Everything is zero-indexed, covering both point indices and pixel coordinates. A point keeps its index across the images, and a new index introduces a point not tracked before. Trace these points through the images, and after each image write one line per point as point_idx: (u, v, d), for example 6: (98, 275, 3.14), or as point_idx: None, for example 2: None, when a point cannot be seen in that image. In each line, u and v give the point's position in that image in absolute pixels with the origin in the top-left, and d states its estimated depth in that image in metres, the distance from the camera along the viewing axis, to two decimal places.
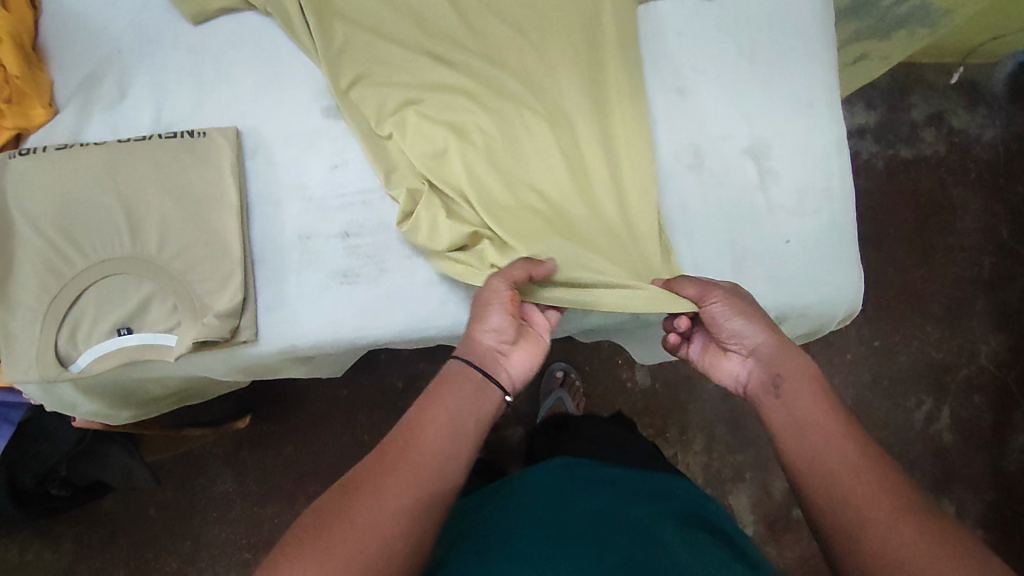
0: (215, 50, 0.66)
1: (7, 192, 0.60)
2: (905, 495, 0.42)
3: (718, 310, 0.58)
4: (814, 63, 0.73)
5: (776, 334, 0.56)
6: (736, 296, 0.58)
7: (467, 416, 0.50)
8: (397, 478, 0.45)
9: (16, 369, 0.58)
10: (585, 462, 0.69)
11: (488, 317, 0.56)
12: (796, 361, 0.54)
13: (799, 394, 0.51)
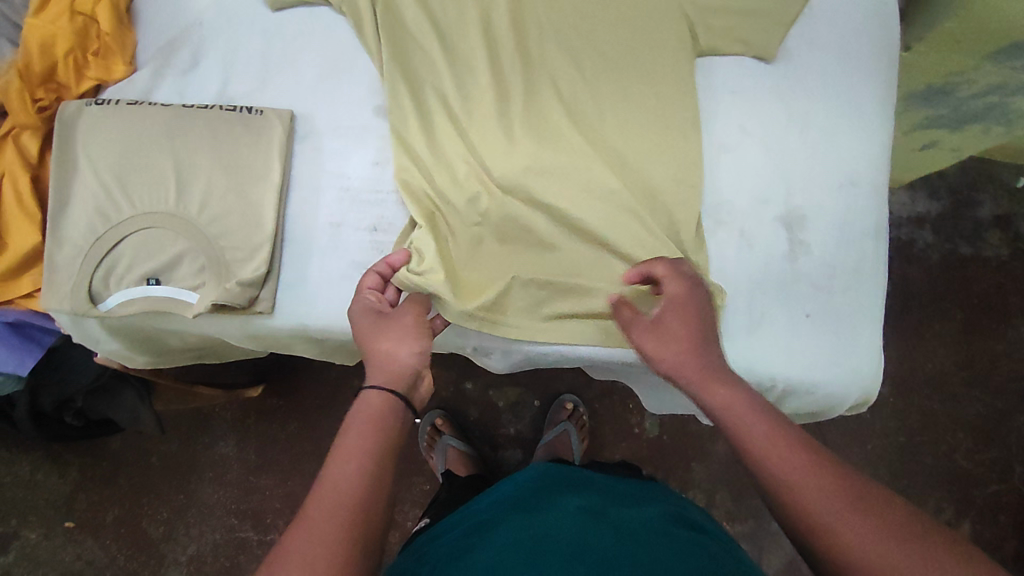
0: (286, 36, 0.70)
1: (77, 136, 0.65)
2: (859, 493, 0.45)
3: (646, 340, 0.60)
4: (865, 145, 0.73)
5: (675, 347, 0.58)
6: (658, 318, 0.59)
7: (372, 439, 0.51)
8: (313, 519, 0.45)
9: (52, 298, 0.63)
10: (568, 483, 0.70)
11: (391, 337, 0.59)
12: (710, 378, 0.56)
13: (740, 401, 0.54)
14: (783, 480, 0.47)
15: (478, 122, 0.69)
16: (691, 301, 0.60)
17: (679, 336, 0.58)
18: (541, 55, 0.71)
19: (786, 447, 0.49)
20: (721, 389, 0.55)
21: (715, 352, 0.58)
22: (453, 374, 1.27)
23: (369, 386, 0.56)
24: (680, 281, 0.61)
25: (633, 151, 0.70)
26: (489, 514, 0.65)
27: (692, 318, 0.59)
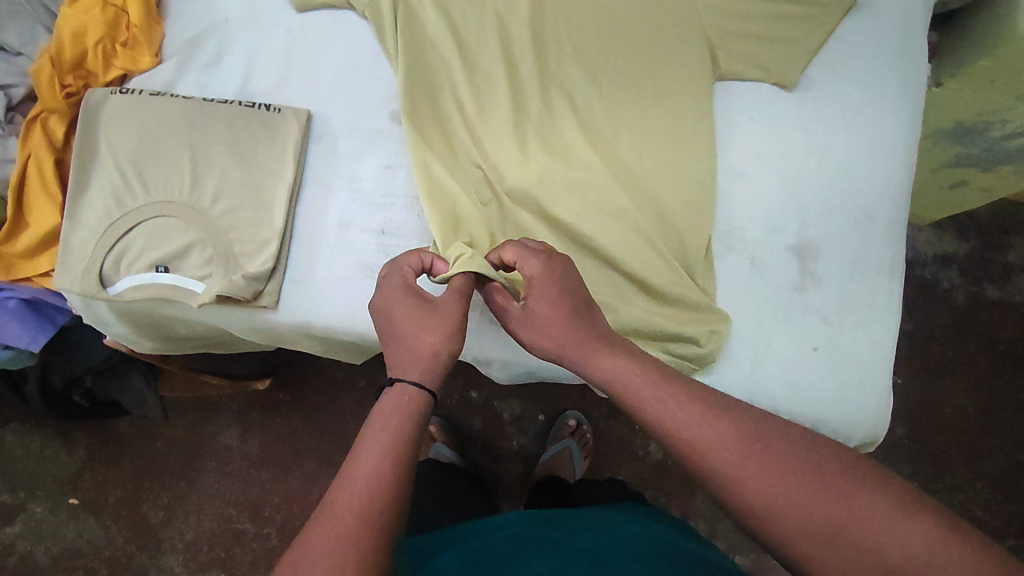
0: (310, 37, 0.71)
1: (100, 122, 0.67)
2: (747, 434, 0.47)
3: (522, 329, 0.58)
4: (884, 178, 0.71)
5: (544, 343, 0.57)
6: (528, 307, 0.57)
7: (405, 437, 0.49)
8: (341, 520, 0.44)
9: (64, 279, 0.65)
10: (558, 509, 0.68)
11: (434, 329, 0.55)
12: (596, 347, 0.55)
13: (619, 363, 0.54)
14: (687, 437, 0.48)
15: (491, 134, 0.69)
16: (550, 277, 0.56)
17: (549, 321, 0.56)
18: (560, 70, 0.71)
19: (683, 402, 0.50)
20: (610, 358, 0.54)
21: (593, 325, 0.56)
22: (459, 382, 1.28)
23: (405, 379, 0.52)
24: (523, 256, 0.58)
25: (645, 171, 0.70)
26: (478, 532, 0.63)
27: (560, 297, 0.56)
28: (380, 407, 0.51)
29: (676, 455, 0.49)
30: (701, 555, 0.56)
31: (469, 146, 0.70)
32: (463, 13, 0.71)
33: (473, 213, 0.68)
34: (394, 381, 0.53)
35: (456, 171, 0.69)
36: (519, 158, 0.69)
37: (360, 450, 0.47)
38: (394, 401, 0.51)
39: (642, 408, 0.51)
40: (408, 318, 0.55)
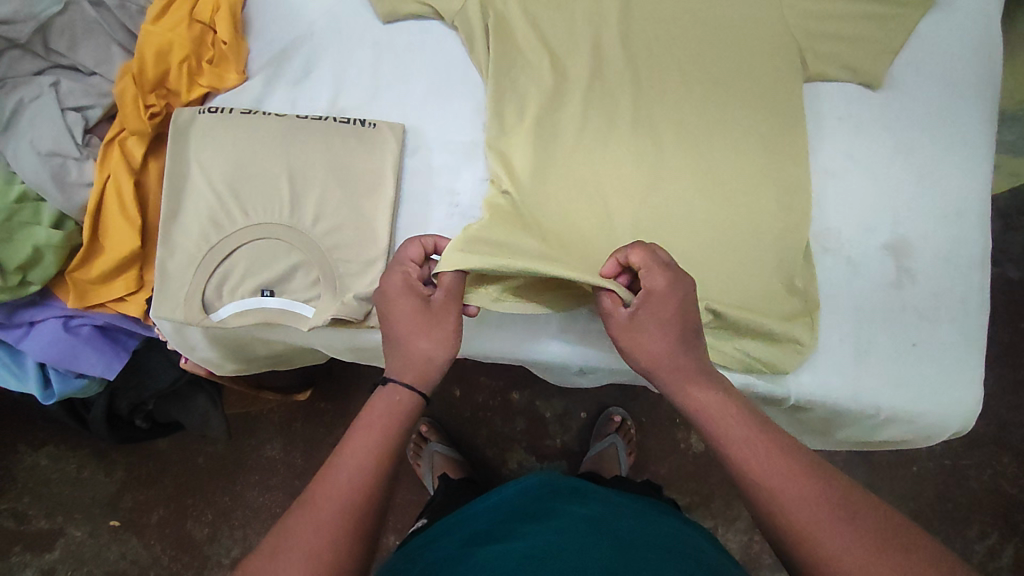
0: (397, 49, 0.70)
1: (190, 143, 0.65)
2: (830, 499, 0.48)
3: (623, 338, 0.59)
4: (972, 173, 0.72)
5: (648, 354, 0.57)
6: (647, 316, 0.57)
7: (391, 435, 0.52)
8: (324, 509, 0.47)
9: (164, 306, 0.63)
10: (560, 488, 0.75)
11: (433, 338, 0.56)
12: (692, 379, 0.56)
13: (711, 400, 0.55)
14: (772, 492, 0.49)
15: (590, 147, 0.68)
16: (673, 297, 0.56)
17: (654, 335, 0.57)
18: (650, 74, 0.71)
19: (772, 456, 0.50)
20: (702, 395, 0.55)
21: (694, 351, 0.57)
22: (500, 384, 1.25)
23: (398, 379, 0.55)
24: (654, 271, 0.56)
25: (740, 176, 0.69)
26: (484, 516, 0.70)
27: (677, 316, 0.56)
28: (372, 404, 0.54)
29: (756, 505, 0.50)
30: (698, 549, 0.64)
31: (563, 160, 0.68)
32: (550, 18, 0.70)
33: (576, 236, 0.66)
34: (386, 380, 0.56)
35: (554, 186, 0.67)
36: (619, 171, 0.68)
37: (350, 445, 0.51)
38: (384, 402, 0.54)
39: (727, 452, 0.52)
40: (409, 322, 0.56)
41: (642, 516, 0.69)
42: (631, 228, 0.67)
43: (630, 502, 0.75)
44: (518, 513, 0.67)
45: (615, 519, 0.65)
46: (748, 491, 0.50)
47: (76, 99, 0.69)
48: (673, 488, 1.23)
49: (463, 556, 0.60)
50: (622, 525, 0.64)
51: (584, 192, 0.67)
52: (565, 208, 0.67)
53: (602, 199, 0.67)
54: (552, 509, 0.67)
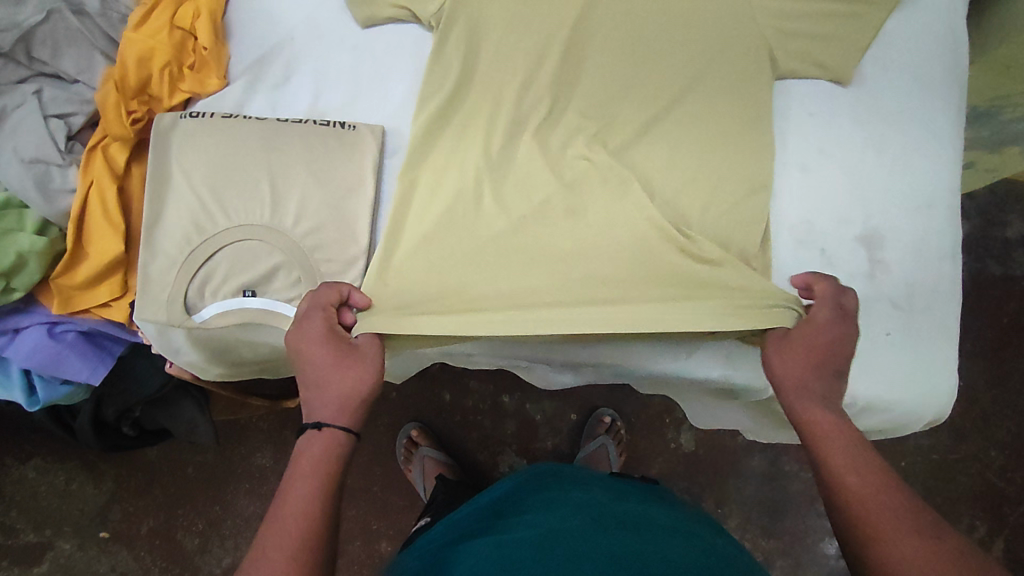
0: (376, 53, 0.72)
1: (172, 148, 0.67)
2: (918, 518, 0.48)
3: (772, 350, 0.61)
4: (941, 165, 0.74)
5: (792, 369, 0.59)
6: (795, 335, 0.61)
7: (323, 476, 0.52)
8: (273, 560, 0.46)
9: (146, 308, 0.64)
10: (565, 476, 0.75)
11: (360, 372, 0.57)
12: (815, 394, 0.58)
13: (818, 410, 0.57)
14: (858, 498, 0.50)
15: (567, 148, 0.70)
16: (833, 331, 0.60)
17: (802, 354, 0.59)
18: (626, 74, 0.72)
19: (864, 471, 0.52)
20: (820, 405, 0.57)
21: (833, 378, 0.59)
22: (490, 388, 1.25)
23: (334, 423, 0.55)
24: (825, 309, 0.61)
25: (713, 172, 0.70)
26: (486, 514, 0.70)
27: (834, 345, 0.59)
28: (304, 451, 0.53)
29: (837, 507, 0.51)
30: (706, 537, 0.62)
31: (542, 161, 0.69)
32: (529, 19, 0.71)
33: (552, 255, 0.66)
34: (318, 425, 0.55)
35: (530, 186, 0.68)
36: (594, 175, 0.69)
37: (285, 497, 0.50)
38: (314, 447, 0.54)
39: (822, 455, 0.54)
40: (332, 365, 0.56)
41: (638, 500, 0.69)
42: (613, 249, 0.66)
43: (628, 487, 0.75)
44: (514, 508, 0.68)
45: (614, 504, 0.65)
46: (836, 495, 0.52)
47: (59, 106, 0.70)
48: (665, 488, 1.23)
49: (459, 556, 0.61)
50: (629, 515, 0.63)
51: (558, 194, 0.68)
52: (540, 225, 0.67)
53: (583, 221, 0.67)
54: (551, 499, 0.67)
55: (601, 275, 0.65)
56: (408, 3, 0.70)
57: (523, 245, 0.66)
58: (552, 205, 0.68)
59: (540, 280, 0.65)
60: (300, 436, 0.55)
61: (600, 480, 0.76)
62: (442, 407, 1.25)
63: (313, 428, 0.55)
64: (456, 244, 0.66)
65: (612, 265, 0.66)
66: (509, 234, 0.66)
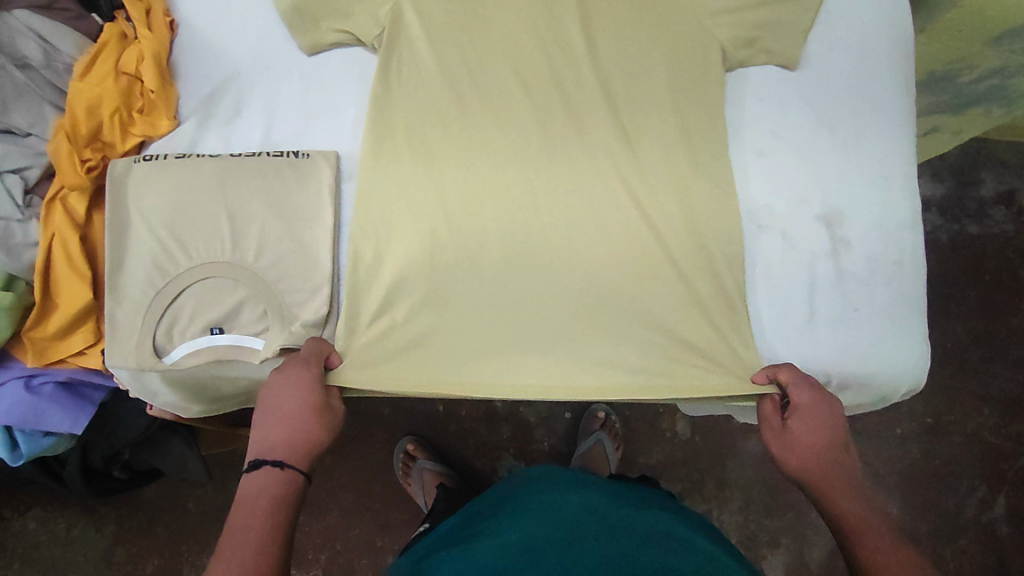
0: (323, 80, 0.72)
1: (128, 193, 0.67)
2: None
3: (776, 444, 0.65)
4: (893, 138, 0.75)
5: (802, 455, 0.62)
6: (791, 423, 0.64)
7: (273, 518, 0.54)
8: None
9: (117, 355, 0.65)
10: (549, 475, 0.75)
11: (322, 425, 0.61)
12: (837, 485, 0.60)
13: (844, 500, 0.59)
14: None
15: (521, 155, 0.70)
16: (822, 412, 0.63)
17: (805, 443, 0.63)
18: (576, 82, 0.72)
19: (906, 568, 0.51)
20: (851, 502, 0.58)
21: (847, 468, 0.61)
22: None
23: (292, 466, 0.58)
24: (800, 387, 0.64)
25: (668, 165, 0.71)
26: (467, 526, 0.71)
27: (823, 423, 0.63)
28: (256, 485, 0.56)
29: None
30: (690, 538, 0.62)
31: (498, 171, 0.70)
32: (474, 33, 0.72)
33: (534, 318, 0.68)
34: (278, 463, 0.57)
35: (499, 209, 0.69)
36: (554, 192, 0.70)
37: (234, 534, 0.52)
38: (269, 483, 0.56)
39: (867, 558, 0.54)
40: (299, 408, 0.60)
41: (630, 502, 0.69)
42: (573, 288, 0.69)
43: (620, 490, 0.75)
44: (509, 508, 0.69)
45: (607, 507, 0.65)
46: None
47: (12, 161, 0.70)
48: (665, 477, 1.24)
49: (451, 556, 0.63)
50: (614, 516, 0.63)
51: (528, 227, 0.69)
52: (516, 281, 0.68)
53: (544, 246, 0.69)
54: (547, 499, 0.67)
55: (564, 317, 0.69)
56: (351, 27, 0.70)
57: (498, 290, 0.68)
58: (532, 248, 0.69)
59: (505, 336, 0.68)
60: (252, 470, 0.57)
61: (587, 477, 0.77)
62: (436, 418, 1.25)
63: (268, 463, 0.57)
64: (423, 267, 0.68)
65: (583, 323, 0.69)
66: (479, 253, 0.68)
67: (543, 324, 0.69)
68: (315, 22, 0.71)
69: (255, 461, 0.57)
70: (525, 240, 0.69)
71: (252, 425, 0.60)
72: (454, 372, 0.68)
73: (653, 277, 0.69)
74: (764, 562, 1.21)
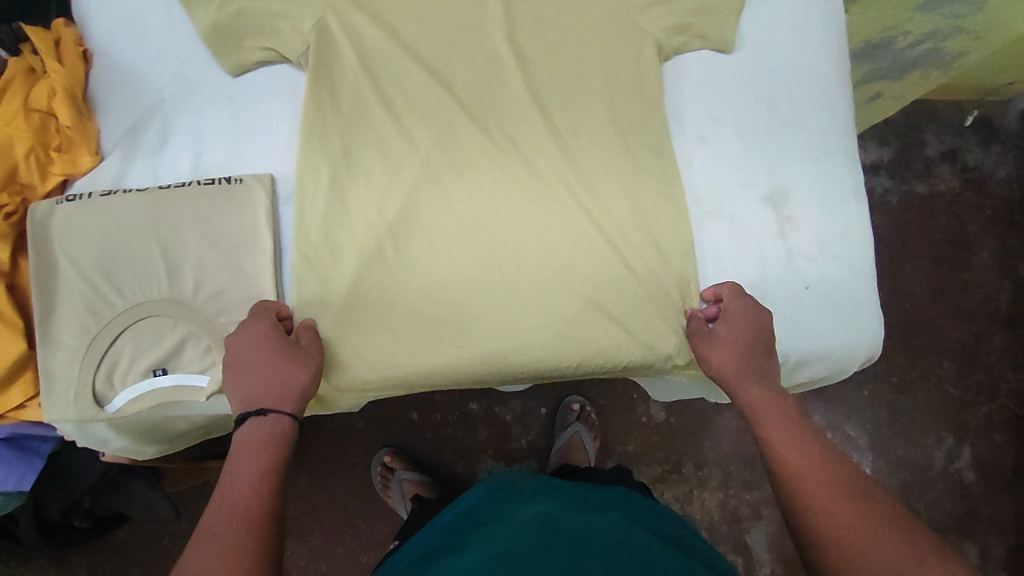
0: (252, 100, 0.70)
1: (52, 236, 0.63)
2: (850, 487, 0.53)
3: (701, 345, 0.67)
4: (831, 114, 0.76)
5: (729, 353, 0.65)
6: (717, 323, 0.67)
7: (268, 456, 0.55)
8: (220, 531, 0.49)
9: (55, 408, 0.62)
10: (515, 483, 0.73)
11: (302, 365, 0.61)
12: (752, 377, 0.64)
13: (755, 388, 0.63)
14: (785, 460, 0.56)
15: (463, 160, 0.69)
16: (749, 318, 0.66)
17: (728, 343, 0.65)
18: (515, 80, 0.71)
19: (793, 443, 0.57)
20: (758, 387, 0.63)
21: (758, 359, 0.65)
22: (456, 398, 1.24)
23: (278, 410, 0.58)
24: (737, 301, 0.67)
25: (611, 159, 0.70)
26: (433, 537, 0.68)
27: (750, 322, 0.65)
28: (247, 431, 0.57)
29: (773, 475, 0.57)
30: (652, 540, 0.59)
31: (441, 180, 0.68)
32: (405, 39, 0.71)
33: (504, 317, 0.67)
34: (261, 412, 0.58)
35: (451, 214, 0.68)
36: (500, 194, 0.69)
37: (230, 475, 0.53)
38: (260, 426, 0.57)
39: (763, 435, 0.59)
40: (272, 356, 0.60)
41: (595, 507, 0.66)
42: (538, 282, 0.68)
43: (596, 494, 0.72)
44: (474, 522, 0.66)
45: (567, 515, 0.62)
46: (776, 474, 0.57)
47: None
48: (645, 463, 1.24)
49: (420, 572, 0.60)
50: (574, 523, 0.60)
51: (476, 240, 0.68)
52: (470, 300, 0.67)
53: (498, 247, 0.68)
54: (506, 511, 0.65)
55: (533, 303, 0.68)
56: (275, 44, 0.68)
57: (462, 292, 0.67)
58: (490, 249, 0.68)
59: (480, 328, 0.67)
60: (239, 425, 0.58)
61: (556, 483, 0.74)
62: (411, 427, 1.22)
63: (253, 415, 0.58)
64: (374, 285, 0.66)
65: (545, 329, 0.68)
66: (434, 260, 0.67)
67: (514, 314, 0.67)
68: (237, 42, 0.68)
69: (239, 417, 0.58)
70: (479, 243, 0.68)
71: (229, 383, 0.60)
72: (433, 365, 0.67)
73: (607, 273, 0.68)
74: (748, 535, 1.22)
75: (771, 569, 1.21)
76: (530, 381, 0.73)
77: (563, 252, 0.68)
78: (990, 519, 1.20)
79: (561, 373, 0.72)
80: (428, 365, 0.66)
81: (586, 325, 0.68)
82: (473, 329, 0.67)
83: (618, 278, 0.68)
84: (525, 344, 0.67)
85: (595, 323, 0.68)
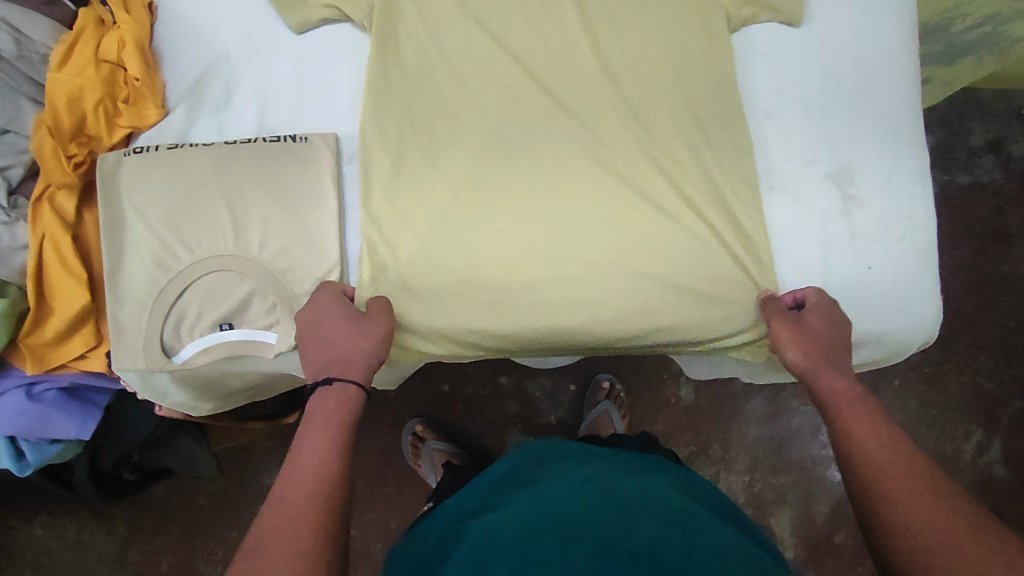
0: (315, 58, 0.69)
1: (120, 187, 0.64)
2: (937, 483, 0.50)
3: (786, 330, 0.64)
4: (899, 93, 0.74)
5: (816, 343, 0.64)
6: (799, 323, 0.65)
7: (338, 431, 0.54)
8: (293, 504, 0.49)
9: (126, 358, 0.63)
10: (561, 444, 0.73)
11: (366, 334, 0.61)
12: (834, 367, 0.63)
13: (833, 378, 0.61)
14: (859, 447, 0.55)
15: (529, 125, 0.68)
16: (828, 320, 0.65)
17: (813, 333, 0.64)
18: (573, 51, 0.70)
19: (879, 436, 0.55)
20: (837, 379, 0.61)
21: (839, 363, 0.63)
22: (487, 371, 1.24)
23: (344, 378, 0.58)
24: (818, 312, 0.66)
25: (670, 129, 0.70)
26: (485, 483, 0.69)
27: (829, 328, 0.65)
28: (313, 407, 0.56)
29: (852, 465, 0.54)
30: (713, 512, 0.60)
31: (507, 146, 0.68)
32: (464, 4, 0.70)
33: (571, 283, 0.67)
34: (329, 380, 0.58)
35: (517, 180, 0.67)
36: (567, 162, 0.68)
37: (302, 448, 0.52)
38: (327, 401, 0.56)
39: (841, 422, 0.58)
40: (341, 325, 0.61)
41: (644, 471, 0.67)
42: (605, 251, 0.67)
43: (646, 462, 0.72)
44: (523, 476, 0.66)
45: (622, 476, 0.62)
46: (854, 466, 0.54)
47: None
48: (672, 442, 1.24)
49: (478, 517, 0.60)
50: (631, 483, 0.60)
51: (544, 205, 0.67)
52: (535, 282, 0.67)
53: (566, 214, 0.67)
54: (558, 474, 0.63)
55: (598, 273, 0.67)
56: (339, 3, 0.67)
57: (530, 259, 0.67)
58: (558, 215, 0.67)
59: (544, 294, 0.67)
60: (312, 393, 0.58)
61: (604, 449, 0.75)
62: (442, 399, 1.23)
63: (325, 384, 0.58)
64: (435, 248, 0.66)
65: (612, 298, 0.67)
66: (501, 225, 0.66)
67: (579, 283, 0.67)
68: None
69: (314, 386, 0.59)
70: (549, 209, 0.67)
71: (304, 354, 0.61)
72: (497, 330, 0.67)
73: (669, 245, 0.67)
74: (772, 519, 1.23)
75: (793, 553, 1.21)
76: (588, 350, 0.73)
77: (628, 221, 0.67)
78: (1017, 514, 1.19)
79: (619, 343, 0.71)
80: (492, 327, 0.67)
81: (653, 294, 0.67)
82: (539, 297, 0.67)
83: (679, 251, 0.68)
84: (588, 311, 0.67)
85: (661, 295, 0.68)
